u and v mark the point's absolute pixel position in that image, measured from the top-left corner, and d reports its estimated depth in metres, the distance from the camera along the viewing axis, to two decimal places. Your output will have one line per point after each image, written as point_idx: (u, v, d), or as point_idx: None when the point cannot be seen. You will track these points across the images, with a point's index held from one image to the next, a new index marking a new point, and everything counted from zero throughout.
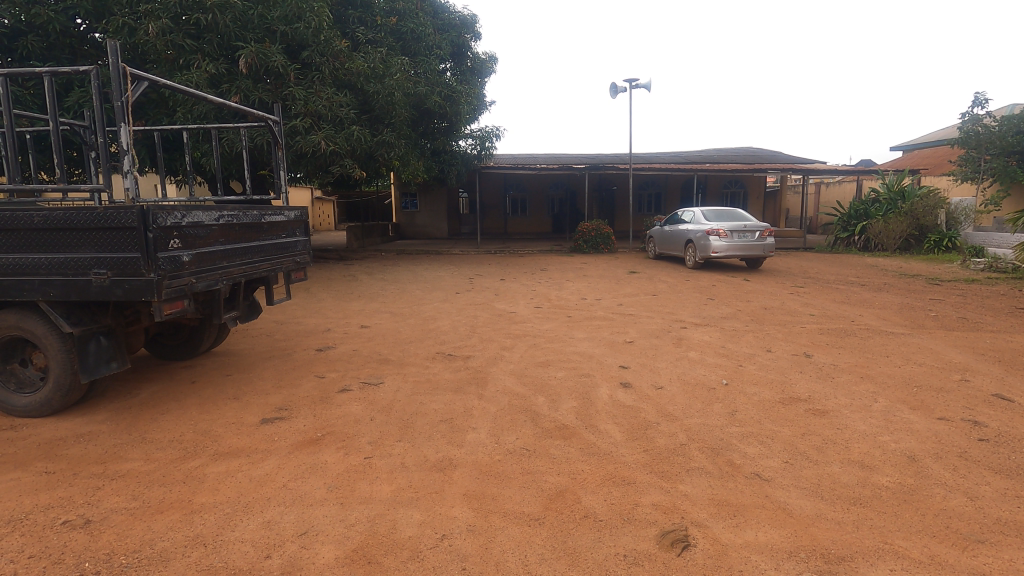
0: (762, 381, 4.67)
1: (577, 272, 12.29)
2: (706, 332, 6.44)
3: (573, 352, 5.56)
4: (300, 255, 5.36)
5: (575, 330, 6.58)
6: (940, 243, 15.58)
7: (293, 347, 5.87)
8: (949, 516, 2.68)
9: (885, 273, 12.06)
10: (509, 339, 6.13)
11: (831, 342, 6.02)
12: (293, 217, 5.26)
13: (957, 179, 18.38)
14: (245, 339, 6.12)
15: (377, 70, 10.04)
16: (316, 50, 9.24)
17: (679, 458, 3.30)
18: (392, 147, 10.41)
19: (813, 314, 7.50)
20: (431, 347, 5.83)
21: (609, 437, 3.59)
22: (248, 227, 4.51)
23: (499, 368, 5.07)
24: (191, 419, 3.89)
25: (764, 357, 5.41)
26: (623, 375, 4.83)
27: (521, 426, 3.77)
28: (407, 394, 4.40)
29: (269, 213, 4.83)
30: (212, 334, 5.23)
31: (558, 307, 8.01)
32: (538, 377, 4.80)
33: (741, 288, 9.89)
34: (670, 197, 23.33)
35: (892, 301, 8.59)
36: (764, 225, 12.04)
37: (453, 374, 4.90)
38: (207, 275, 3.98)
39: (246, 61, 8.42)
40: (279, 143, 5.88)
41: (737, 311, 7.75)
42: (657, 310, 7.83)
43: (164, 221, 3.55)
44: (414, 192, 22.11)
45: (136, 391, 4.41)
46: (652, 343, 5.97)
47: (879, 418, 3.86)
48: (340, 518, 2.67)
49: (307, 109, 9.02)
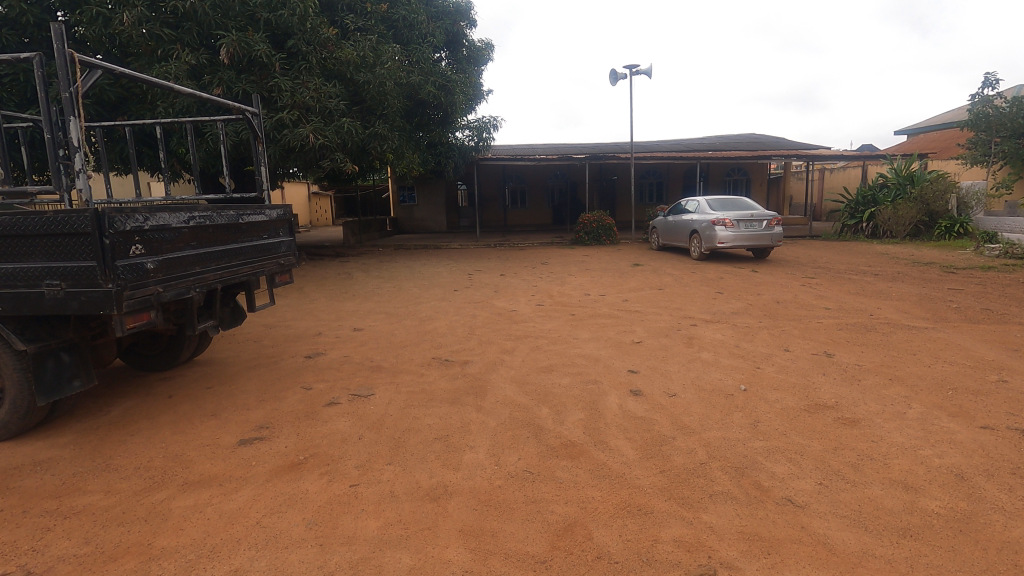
0: (784, 386, 4.32)
1: (579, 266, 11.94)
2: (718, 330, 6.08)
3: (578, 355, 5.21)
4: (284, 257, 5.02)
5: (578, 329, 6.23)
6: (951, 229, 15.18)
7: (281, 354, 5.54)
8: (1016, 551, 2.34)
9: (897, 261, 11.70)
10: (510, 340, 5.78)
11: (851, 339, 5.67)
12: (275, 216, 4.91)
13: (967, 162, 17.98)
14: (230, 346, 5.78)
15: (367, 58, 9.51)
16: (302, 38, 8.81)
17: (700, 480, 2.96)
18: (385, 139, 9.88)
19: (829, 307, 7.14)
20: (427, 352, 5.47)
21: (622, 456, 3.25)
22: (224, 229, 4.17)
23: (499, 375, 4.73)
24: (163, 441, 3.56)
25: (782, 356, 5.06)
26: (632, 381, 4.48)
27: (523, 445, 3.44)
28: (400, 407, 4.06)
29: (248, 212, 4.50)
30: (192, 345, 4.92)
31: (560, 304, 7.67)
32: (542, 385, 4.45)
33: (749, 280, 9.55)
34: (672, 186, 22.97)
35: (908, 291, 8.23)
36: (772, 213, 11.66)
37: (450, 382, 4.56)
38: (178, 282, 3.65)
39: (228, 51, 7.98)
40: (261, 138, 5.27)
41: (749, 306, 7.38)
42: (664, 305, 7.47)
43: (123, 225, 3.20)
44: (412, 185, 21.70)
45: (108, 409, 4.08)
46: (661, 343, 5.62)
47: (916, 428, 3.52)
48: (318, 565, 2.33)
49: (294, 100, 8.60)
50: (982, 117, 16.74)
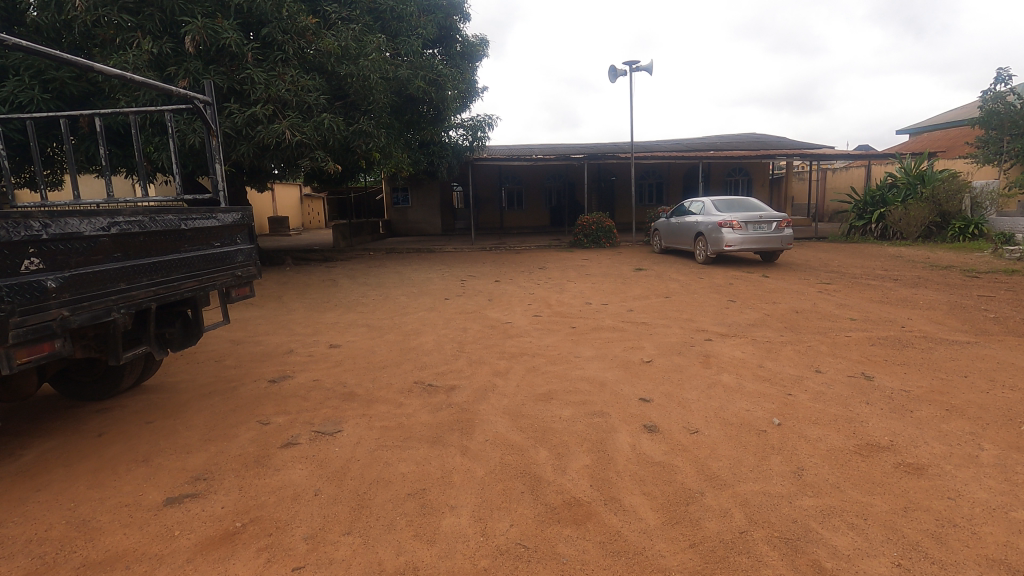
0: (824, 418, 3.66)
1: (578, 271, 11.31)
2: (735, 346, 5.44)
3: (580, 379, 4.56)
4: (241, 268, 4.35)
5: (580, 345, 5.58)
6: (966, 230, 14.52)
7: (243, 378, 4.86)
8: None
9: (913, 265, 11.09)
10: (504, 359, 5.13)
11: (888, 357, 5.02)
12: (231, 221, 4.23)
13: (978, 161, 17.38)
14: (187, 368, 5.11)
15: (350, 49, 8.81)
16: (278, 27, 8.16)
17: (742, 559, 2.31)
18: (370, 137, 9.18)
19: (855, 318, 6.50)
20: (408, 374, 4.81)
21: (640, 522, 2.59)
22: (161, 237, 3.50)
23: (489, 405, 4.07)
24: (73, 498, 2.89)
25: (815, 379, 4.41)
26: (645, 413, 3.82)
27: (517, 505, 2.76)
28: (369, 449, 3.40)
29: (195, 217, 3.80)
30: (136, 370, 4.28)
31: (559, 315, 7.02)
32: (540, 419, 3.78)
33: (761, 286, 8.92)
34: (672, 186, 22.40)
35: (935, 299, 7.60)
36: (782, 215, 11.03)
37: (432, 416, 3.88)
38: (94, 304, 2.98)
39: (193, 39, 7.32)
40: (217, 132, 4.48)
41: (766, 316, 6.74)
42: (673, 316, 6.82)
43: (8, 234, 2.55)
44: (405, 186, 21.07)
45: (20, 452, 3.41)
46: (673, 362, 4.98)
47: (999, 478, 2.87)
48: None
49: (269, 94, 7.91)
50: (994, 114, 16.21)
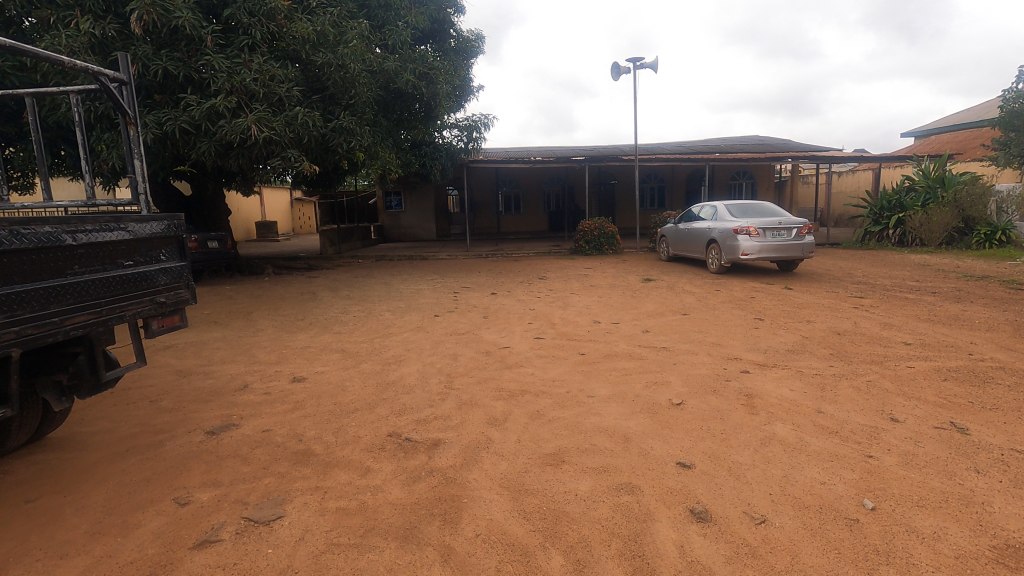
0: (932, 499, 2.73)
1: (583, 281, 10.41)
2: (779, 381, 4.51)
3: (597, 431, 3.61)
4: (166, 292, 3.38)
5: (592, 380, 4.64)
6: (992, 236, 13.62)
7: (177, 426, 3.90)
8: None
9: (947, 276, 10.18)
10: (501, 401, 4.18)
11: (973, 398, 4.07)
12: (150, 232, 3.28)
13: (1000, 163, 16.51)
14: (113, 412, 4.17)
15: (327, 35, 7.87)
16: (242, 8, 7.29)
17: None
18: (351, 134, 8.22)
19: (910, 343, 5.55)
20: (381, 423, 3.84)
21: None
22: (31, 256, 2.56)
23: (483, 472, 3.12)
24: None
25: (895, 434, 3.47)
26: (690, 488, 2.88)
27: None
28: (316, 551, 2.44)
29: (88, 227, 2.86)
30: (30, 424, 3.34)
31: (565, 337, 6.10)
32: (549, 498, 2.83)
33: (786, 300, 8.01)
34: (676, 190, 21.62)
35: (990, 317, 6.67)
36: (803, 221, 10.11)
37: (407, 491, 2.93)
38: None
39: (139, 18, 6.41)
40: (135, 120, 3.51)
41: (805, 340, 5.80)
42: (697, 340, 5.89)
43: None
44: (398, 189, 20.24)
45: None
46: (710, 404, 4.05)
47: None
48: None
49: (233, 84, 7.00)
50: (1015, 114, 15.25)
